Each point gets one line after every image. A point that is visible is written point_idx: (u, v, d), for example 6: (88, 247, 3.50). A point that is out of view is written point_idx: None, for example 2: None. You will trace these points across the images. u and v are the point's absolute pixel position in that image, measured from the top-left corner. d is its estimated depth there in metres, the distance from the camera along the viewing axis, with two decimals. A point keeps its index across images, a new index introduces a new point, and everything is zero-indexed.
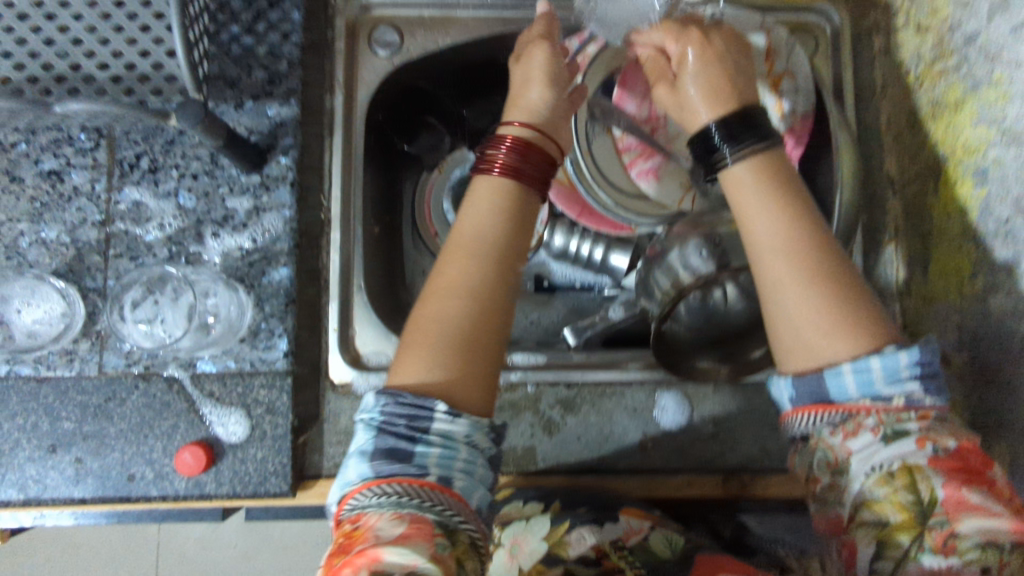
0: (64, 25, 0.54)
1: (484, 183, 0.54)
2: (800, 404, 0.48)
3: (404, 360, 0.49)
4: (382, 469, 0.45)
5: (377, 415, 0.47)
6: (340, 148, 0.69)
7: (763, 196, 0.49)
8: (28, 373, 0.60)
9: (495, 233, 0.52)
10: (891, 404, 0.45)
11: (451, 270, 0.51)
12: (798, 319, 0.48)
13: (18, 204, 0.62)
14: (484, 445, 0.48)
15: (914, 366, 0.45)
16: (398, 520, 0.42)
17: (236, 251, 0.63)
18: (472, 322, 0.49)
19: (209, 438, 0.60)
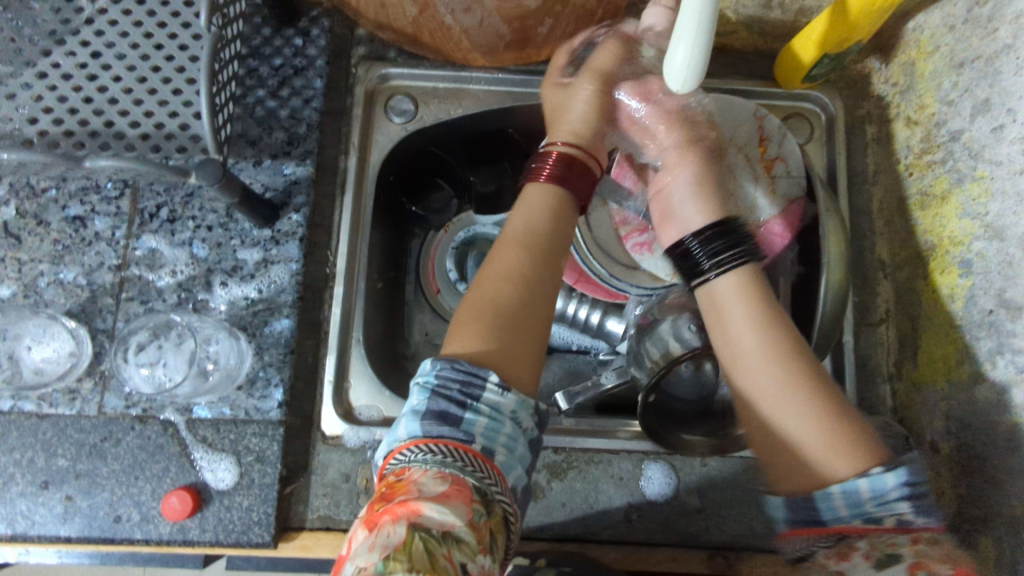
0: (104, 85, 0.59)
1: (532, 190, 0.60)
2: (796, 525, 0.49)
3: (459, 333, 0.53)
4: (432, 430, 0.48)
5: (434, 377, 0.50)
6: (350, 209, 0.72)
7: (743, 315, 0.55)
8: (30, 409, 0.62)
9: (542, 232, 0.58)
10: (883, 525, 0.46)
11: (502, 261, 0.57)
12: (788, 435, 0.50)
13: (42, 246, 0.66)
14: (527, 424, 0.51)
15: (902, 486, 0.46)
16: (441, 479, 0.45)
17: (242, 300, 0.65)
18: (522, 307, 0.54)
19: (197, 483, 0.61)
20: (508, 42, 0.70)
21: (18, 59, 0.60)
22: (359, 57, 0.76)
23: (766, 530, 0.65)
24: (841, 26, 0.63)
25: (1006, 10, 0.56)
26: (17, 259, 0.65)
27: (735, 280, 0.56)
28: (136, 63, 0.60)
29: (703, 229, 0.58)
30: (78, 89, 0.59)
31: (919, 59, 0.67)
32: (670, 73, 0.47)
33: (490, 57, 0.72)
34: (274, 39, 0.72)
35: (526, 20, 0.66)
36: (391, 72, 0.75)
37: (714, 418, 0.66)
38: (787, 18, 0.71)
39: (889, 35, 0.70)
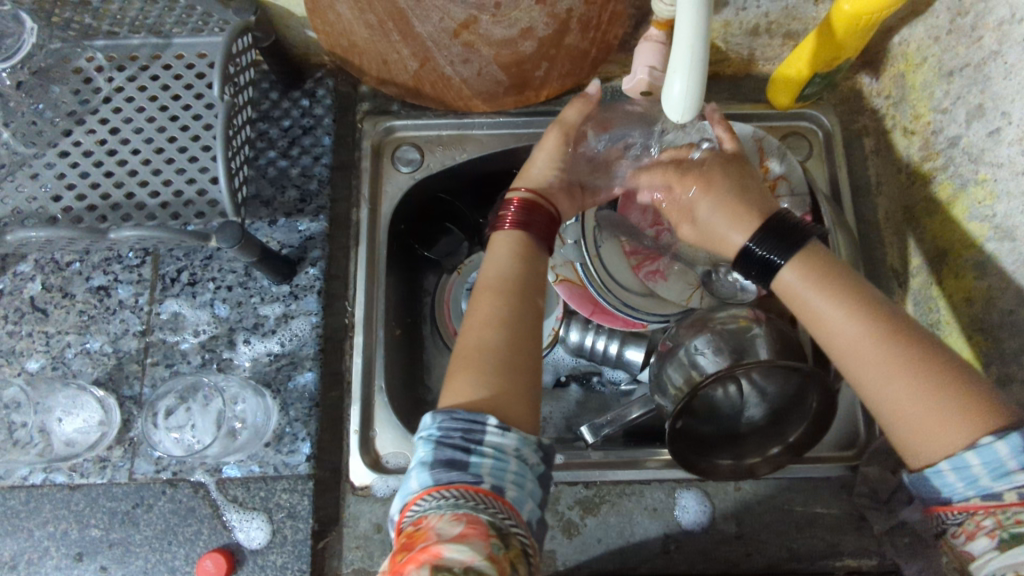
0: (123, 159, 0.62)
1: (496, 244, 0.61)
2: (927, 503, 0.46)
3: (452, 384, 0.53)
4: (441, 477, 0.48)
5: (435, 429, 0.50)
6: (364, 260, 0.73)
7: (817, 291, 0.53)
8: (62, 480, 0.63)
9: (518, 274, 0.59)
10: (1005, 501, 0.42)
11: (481, 309, 0.57)
12: (897, 409, 0.47)
13: (68, 317, 0.67)
14: (532, 460, 0.51)
15: (1022, 454, 0.41)
16: (455, 521, 0.45)
17: (265, 356, 0.66)
18: (505, 346, 0.55)
19: (231, 543, 0.61)
20: (508, 87, 0.73)
21: (40, 140, 0.63)
22: (364, 113, 0.79)
23: (807, 553, 0.64)
24: (828, 47, 0.65)
25: (988, 18, 0.58)
26: (44, 332, 0.67)
27: (808, 265, 0.53)
28: (152, 136, 0.63)
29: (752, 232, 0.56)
30: (99, 164, 0.62)
31: (908, 71, 0.68)
32: (668, 104, 0.48)
33: (491, 102, 0.75)
34: (281, 102, 0.74)
35: (522, 65, 0.70)
36: (395, 124, 0.77)
37: (742, 442, 0.64)
38: (775, 42, 0.73)
39: (876, 50, 0.72)
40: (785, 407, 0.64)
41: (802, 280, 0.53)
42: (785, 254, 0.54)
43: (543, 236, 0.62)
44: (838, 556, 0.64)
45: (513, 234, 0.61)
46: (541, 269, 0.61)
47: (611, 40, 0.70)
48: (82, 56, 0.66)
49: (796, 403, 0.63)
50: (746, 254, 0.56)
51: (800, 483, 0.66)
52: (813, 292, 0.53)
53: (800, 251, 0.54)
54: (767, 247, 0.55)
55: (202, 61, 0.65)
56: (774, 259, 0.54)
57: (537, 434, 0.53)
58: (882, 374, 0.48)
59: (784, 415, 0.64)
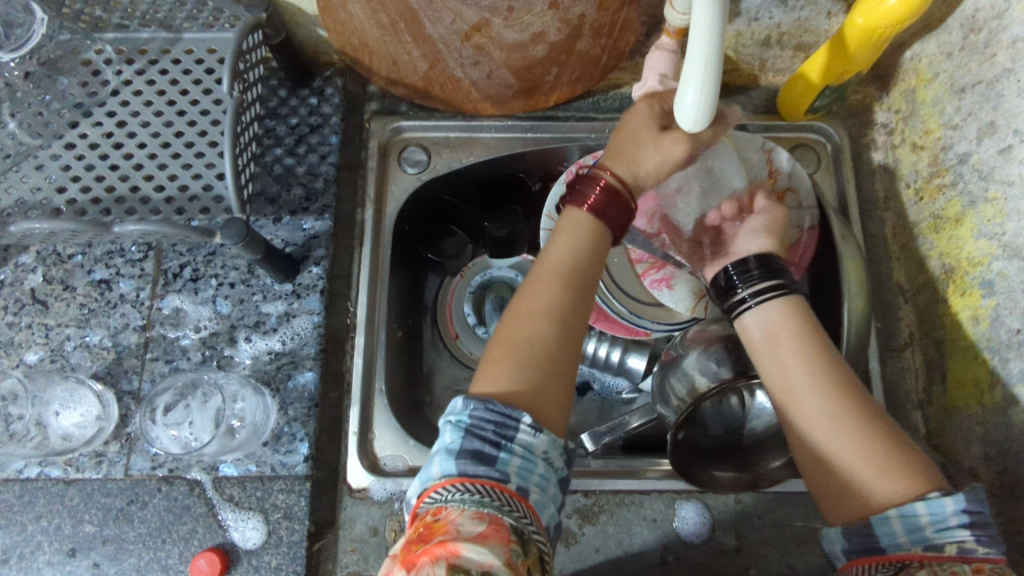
0: (130, 152, 0.62)
1: (568, 222, 0.58)
2: (855, 555, 0.48)
3: (493, 371, 0.52)
4: (467, 469, 0.48)
5: (468, 418, 0.50)
6: (368, 261, 0.73)
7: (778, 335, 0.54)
8: (57, 474, 0.62)
9: (583, 267, 0.56)
10: (943, 553, 0.44)
11: (542, 293, 0.55)
12: (838, 465, 0.49)
13: (69, 310, 0.67)
14: (558, 463, 0.51)
15: (963, 513, 0.44)
16: (478, 520, 0.45)
17: (266, 354, 0.66)
18: (556, 342, 0.53)
19: (225, 543, 0.61)
20: (517, 91, 0.73)
21: (47, 131, 0.62)
22: (372, 112, 0.78)
23: (808, 569, 0.63)
24: (839, 59, 0.65)
25: (1002, 35, 0.58)
26: (44, 324, 0.66)
27: (781, 313, 0.54)
28: (160, 130, 0.62)
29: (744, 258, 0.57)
30: (105, 157, 0.62)
31: (919, 86, 0.68)
32: (681, 114, 0.48)
33: (500, 106, 0.75)
34: (290, 100, 0.74)
35: (532, 69, 0.70)
36: (403, 125, 0.77)
37: (745, 452, 0.64)
38: (785, 53, 0.73)
39: (886, 65, 0.72)
40: None
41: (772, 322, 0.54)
42: (758, 295, 0.55)
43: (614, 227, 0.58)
44: (837, 572, 0.63)
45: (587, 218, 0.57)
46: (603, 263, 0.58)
47: (622, 47, 0.70)
48: (92, 48, 0.66)
49: None
50: (723, 278, 0.58)
51: (801, 497, 0.66)
52: (776, 333, 0.54)
53: (783, 296, 0.55)
54: (748, 283, 0.56)
55: (212, 57, 0.65)
56: (745, 298, 0.55)
57: (565, 439, 0.53)
58: (827, 433, 0.50)
59: (785, 427, 0.63)
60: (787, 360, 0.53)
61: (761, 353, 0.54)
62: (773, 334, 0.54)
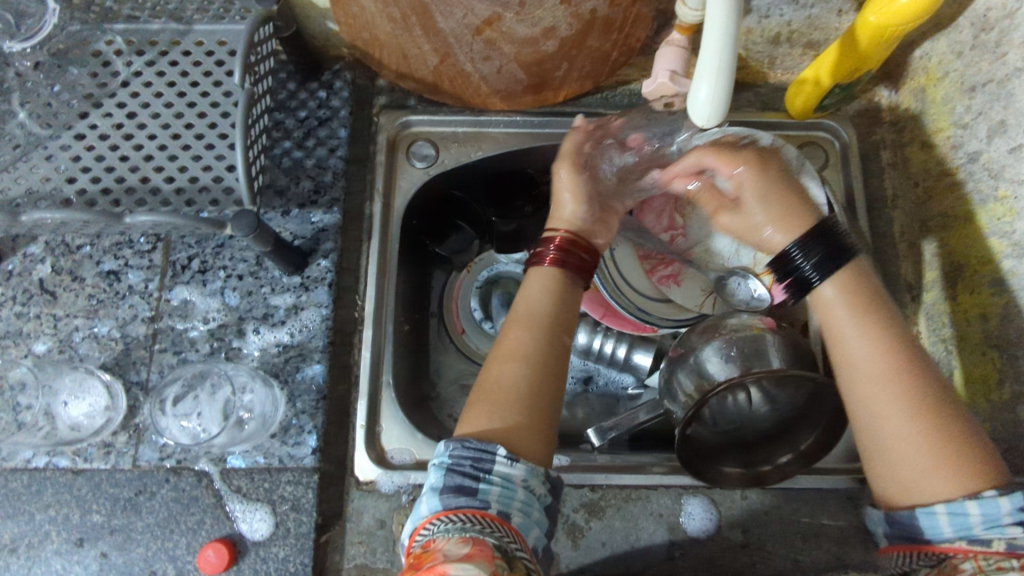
0: (140, 143, 0.62)
1: (534, 276, 0.61)
2: (896, 540, 0.51)
3: (469, 415, 0.54)
4: (449, 502, 0.49)
5: (446, 457, 0.51)
6: (376, 254, 0.73)
7: (850, 315, 0.54)
8: (65, 464, 0.62)
9: (550, 311, 0.59)
10: (990, 548, 0.45)
11: (511, 339, 0.57)
12: (897, 450, 0.50)
13: (77, 301, 0.67)
14: (540, 490, 0.51)
15: (1017, 511, 0.45)
16: (462, 543, 0.46)
17: (274, 346, 0.66)
18: (529, 380, 0.55)
19: (233, 534, 0.61)
20: (527, 86, 0.73)
21: (56, 122, 0.62)
22: (381, 106, 0.78)
23: (813, 565, 0.63)
24: (850, 56, 0.65)
25: (1013, 34, 0.58)
26: (52, 314, 0.66)
27: (846, 289, 0.55)
28: (169, 121, 0.62)
29: (798, 238, 0.57)
30: (115, 148, 0.61)
31: (929, 85, 0.68)
32: (694, 108, 0.48)
33: (509, 101, 0.76)
34: (299, 92, 0.74)
35: (543, 64, 0.70)
36: (412, 119, 0.77)
37: (752, 450, 0.64)
38: (795, 51, 0.73)
39: (896, 63, 0.72)
40: (794, 417, 0.64)
41: (842, 301, 0.55)
42: (824, 272, 0.56)
43: (577, 271, 0.61)
44: (843, 568, 0.63)
45: (550, 269, 0.60)
46: (573, 307, 0.60)
47: (633, 43, 0.70)
48: (102, 38, 0.66)
49: (806, 417, 0.63)
50: (785, 259, 0.58)
51: (807, 494, 0.66)
52: (848, 313, 0.54)
53: (840, 271, 0.56)
54: (812, 261, 0.56)
55: (222, 48, 0.65)
56: (813, 278, 0.56)
57: (549, 468, 0.53)
58: (888, 418, 0.50)
59: (794, 421, 0.63)
60: (855, 341, 0.53)
61: (832, 319, 0.55)
62: (849, 303, 0.55)
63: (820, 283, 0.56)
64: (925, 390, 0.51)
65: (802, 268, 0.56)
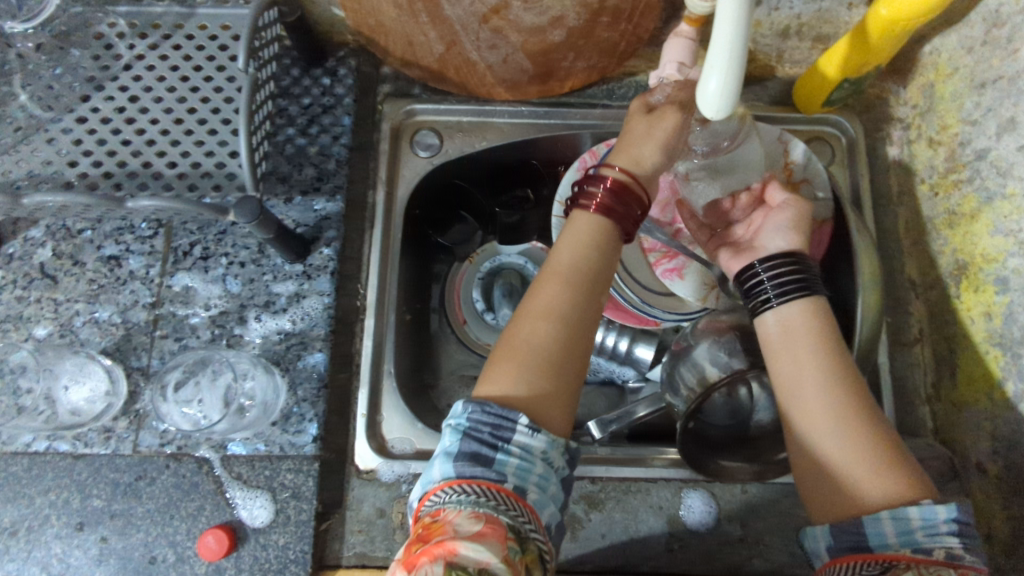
0: (142, 128, 0.61)
1: (577, 225, 0.57)
2: (839, 552, 0.48)
3: (494, 371, 0.52)
4: (463, 471, 0.48)
5: (465, 420, 0.50)
6: (379, 241, 0.73)
7: (805, 329, 0.53)
8: (65, 449, 0.62)
9: (589, 267, 0.55)
10: (932, 556, 0.44)
11: (546, 293, 0.54)
12: (840, 463, 0.49)
13: (78, 285, 0.67)
14: (558, 463, 0.50)
15: (952, 521, 0.45)
16: (476, 518, 0.45)
17: (275, 334, 0.66)
18: (560, 342, 0.52)
19: (233, 521, 0.61)
20: (532, 75, 0.73)
21: (58, 104, 0.62)
22: (385, 94, 0.78)
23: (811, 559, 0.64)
24: (858, 50, 0.64)
25: None
26: (54, 298, 0.66)
27: (804, 307, 0.54)
28: (172, 105, 0.62)
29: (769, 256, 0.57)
30: (117, 132, 0.61)
31: (939, 81, 0.68)
32: (703, 100, 0.47)
33: (514, 91, 0.75)
34: (302, 79, 0.74)
35: (550, 54, 0.69)
36: (416, 108, 0.77)
37: (752, 444, 0.64)
38: (803, 45, 0.72)
39: (905, 59, 0.71)
40: None
41: (799, 316, 0.54)
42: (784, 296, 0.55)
43: (623, 224, 0.57)
44: None
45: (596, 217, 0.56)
46: (612, 263, 0.57)
47: (641, 33, 0.69)
48: (104, 21, 0.65)
49: None
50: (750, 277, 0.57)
51: None
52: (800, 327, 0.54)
53: (804, 297, 0.55)
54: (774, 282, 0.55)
55: (226, 33, 0.65)
56: (771, 293, 0.55)
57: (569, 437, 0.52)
58: (828, 430, 0.50)
59: None
60: (803, 352, 0.53)
61: (773, 348, 0.54)
62: (787, 331, 0.54)
63: (770, 307, 0.55)
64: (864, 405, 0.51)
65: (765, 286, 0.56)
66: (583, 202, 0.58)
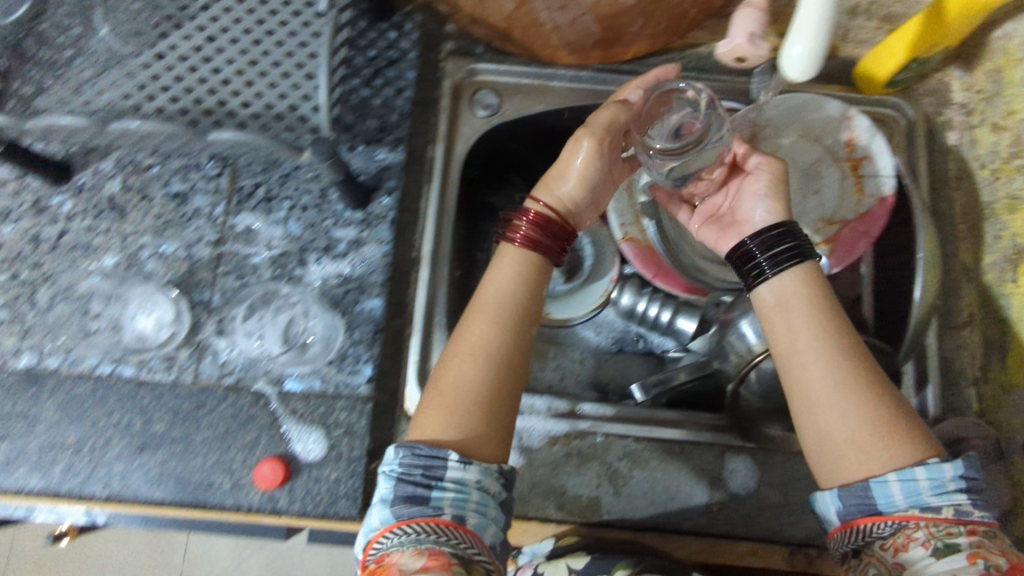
0: (217, 67, 0.61)
1: (506, 258, 0.60)
2: (851, 515, 0.50)
3: (425, 419, 0.54)
4: (402, 513, 0.51)
5: (397, 466, 0.53)
6: (436, 195, 0.73)
7: (802, 300, 0.54)
8: (129, 374, 0.64)
9: (516, 299, 0.58)
10: (940, 515, 0.48)
11: (474, 332, 0.56)
12: (848, 428, 0.50)
13: (145, 219, 0.68)
14: (494, 488, 0.53)
15: (958, 479, 0.48)
16: (419, 555, 0.49)
17: (335, 278, 0.68)
18: (484, 376, 0.55)
19: (288, 453, 0.63)
20: (597, 41, 0.73)
21: (137, 41, 0.64)
22: (447, 52, 0.78)
23: None
24: (933, 28, 0.65)
25: None
26: (121, 231, 0.68)
27: (796, 279, 0.56)
28: (248, 47, 0.62)
29: (762, 231, 0.58)
30: (192, 69, 0.61)
31: (1008, 66, 0.68)
32: (791, 65, 0.53)
33: (577, 55, 0.75)
34: (369, 31, 0.75)
35: (618, 18, 0.69)
36: (479, 67, 0.77)
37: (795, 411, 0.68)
38: (870, 24, 0.72)
39: (973, 44, 0.72)
40: None
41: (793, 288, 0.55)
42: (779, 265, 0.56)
43: (549, 256, 0.60)
44: None
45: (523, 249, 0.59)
46: (541, 290, 0.60)
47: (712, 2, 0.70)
48: None
49: None
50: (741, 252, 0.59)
51: None
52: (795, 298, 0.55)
53: (797, 265, 0.56)
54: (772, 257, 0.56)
55: None
56: (766, 267, 0.56)
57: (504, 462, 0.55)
58: (829, 398, 0.51)
59: None
60: (804, 323, 0.54)
61: (771, 317, 0.56)
62: (784, 297, 0.55)
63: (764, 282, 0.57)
64: (868, 369, 0.52)
65: (759, 260, 0.57)
66: (509, 235, 0.60)
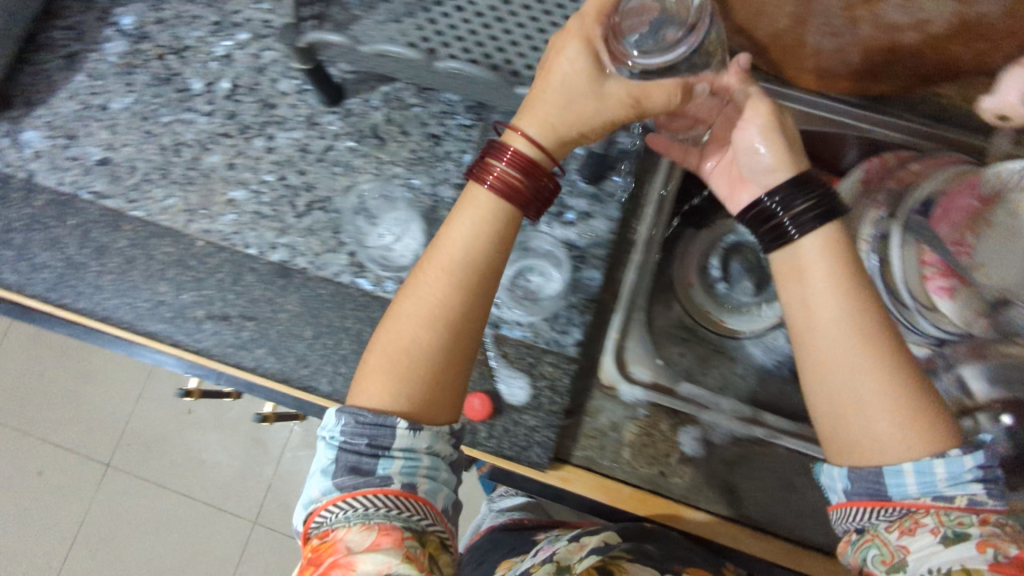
0: (508, 29, 0.67)
1: (473, 197, 0.54)
2: (857, 496, 0.50)
3: (368, 383, 0.53)
4: (346, 484, 0.51)
5: (339, 435, 0.52)
6: (660, 184, 0.75)
7: (825, 270, 0.51)
8: (366, 287, 0.70)
9: (483, 246, 0.53)
10: (953, 504, 0.46)
11: (428, 291, 0.53)
12: (866, 411, 0.48)
13: (401, 152, 0.74)
14: (446, 450, 0.54)
15: (976, 469, 0.46)
16: (366, 531, 0.49)
17: (561, 242, 0.72)
18: (427, 342, 0.52)
19: (494, 392, 0.68)
20: (851, 71, 0.74)
21: None
22: None
23: None
24: None
25: None
26: (379, 158, 0.74)
27: (819, 244, 0.52)
28: (539, 16, 0.68)
29: (779, 187, 0.55)
30: (487, 26, 0.67)
31: None
32: None
33: (823, 79, 0.76)
34: None
35: (886, 55, 0.70)
36: None
37: None
38: None
39: None
40: None
41: (819, 256, 0.52)
42: (811, 226, 0.53)
43: (525, 208, 0.54)
44: None
45: (497, 196, 0.53)
46: (510, 232, 0.55)
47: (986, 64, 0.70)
48: None
49: None
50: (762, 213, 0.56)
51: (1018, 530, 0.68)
52: (822, 268, 0.52)
53: (823, 228, 0.53)
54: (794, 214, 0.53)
55: None
56: (791, 230, 0.53)
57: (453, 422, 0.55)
58: (851, 379, 0.49)
59: None
60: (824, 295, 0.51)
61: (787, 279, 0.53)
62: (801, 264, 0.53)
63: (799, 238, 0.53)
64: (894, 349, 0.49)
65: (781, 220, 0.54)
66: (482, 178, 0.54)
